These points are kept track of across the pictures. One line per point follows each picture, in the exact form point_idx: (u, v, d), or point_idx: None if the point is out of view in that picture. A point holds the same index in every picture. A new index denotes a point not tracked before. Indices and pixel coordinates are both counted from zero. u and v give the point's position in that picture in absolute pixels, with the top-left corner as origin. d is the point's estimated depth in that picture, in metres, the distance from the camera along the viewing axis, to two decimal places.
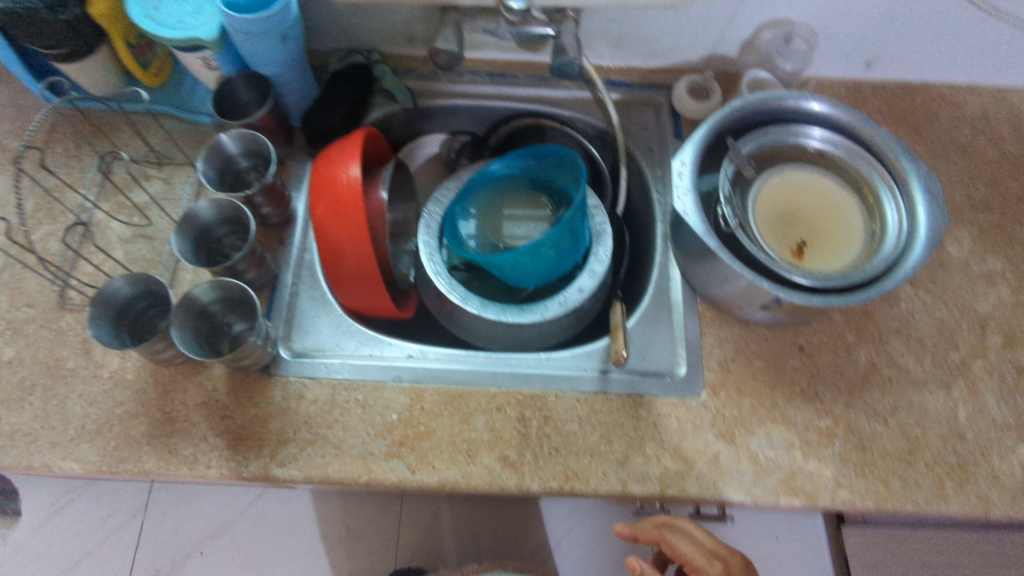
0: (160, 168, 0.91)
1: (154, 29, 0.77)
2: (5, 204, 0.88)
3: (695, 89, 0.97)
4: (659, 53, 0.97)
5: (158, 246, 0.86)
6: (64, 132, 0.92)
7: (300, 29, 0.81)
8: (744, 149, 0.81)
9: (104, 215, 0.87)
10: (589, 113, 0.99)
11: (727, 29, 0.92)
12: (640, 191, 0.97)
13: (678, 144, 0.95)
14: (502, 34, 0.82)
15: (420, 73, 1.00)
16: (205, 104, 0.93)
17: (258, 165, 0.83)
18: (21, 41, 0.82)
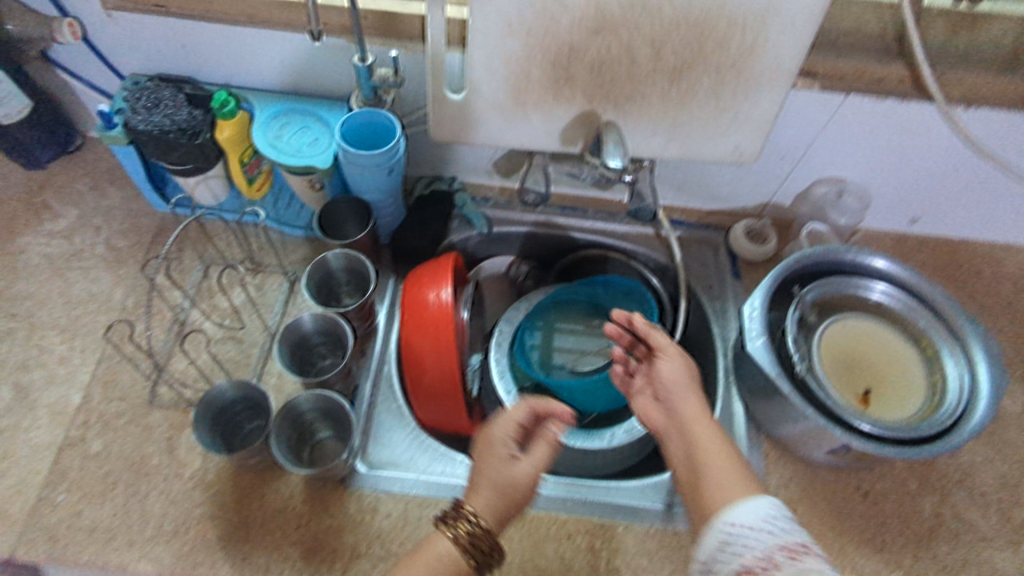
0: (254, 274, 0.97)
1: (276, 155, 0.86)
2: (107, 298, 0.93)
3: (752, 232, 1.04)
4: (719, 198, 1.04)
5: (246, 348, 0.91)
6: (169, 235, 0.99)
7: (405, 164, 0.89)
8: (808, 297, 0.86)
9: (198, 316, 0.92)
10: (651, 247, 1.05)
11: (785, 183, 0.99)
12: (699, 324, 1.02)
13: (737, 283, 1.01)
14: (584, 177, 0.89)
15: (498, 202, 1.06)
16: (300, 218, 1.00)
17: (354, 284, 0.90)
18: (152, 157, 0.90)
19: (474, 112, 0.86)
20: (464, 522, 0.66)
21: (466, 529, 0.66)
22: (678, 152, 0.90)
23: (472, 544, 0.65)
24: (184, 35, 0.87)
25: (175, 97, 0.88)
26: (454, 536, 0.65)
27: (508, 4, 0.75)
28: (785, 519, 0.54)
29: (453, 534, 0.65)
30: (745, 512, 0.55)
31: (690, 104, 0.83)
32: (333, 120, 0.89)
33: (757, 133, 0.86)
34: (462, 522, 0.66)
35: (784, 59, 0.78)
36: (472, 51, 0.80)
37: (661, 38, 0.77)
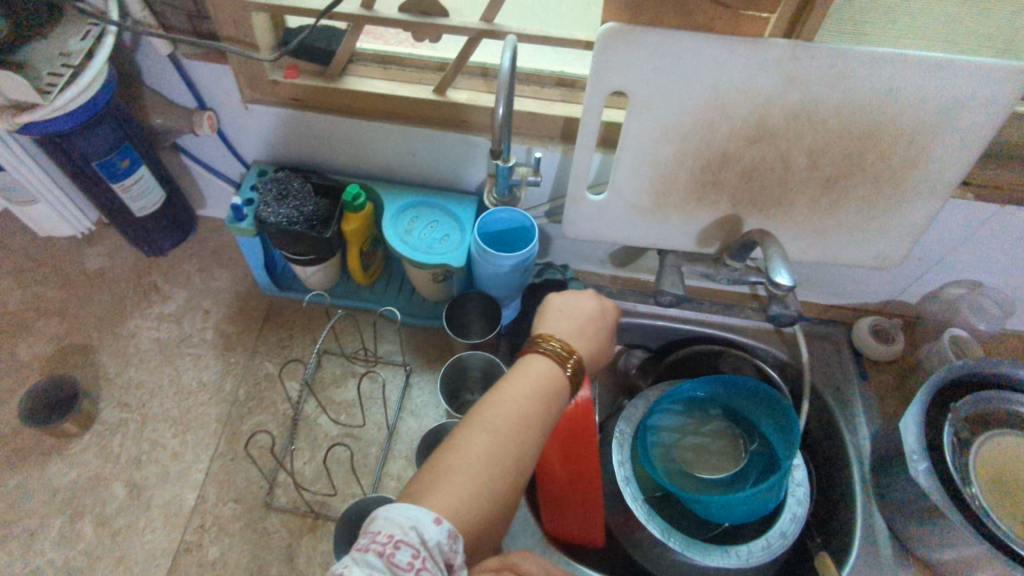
0: (368, 365, 0.93)
1: (409, 252, 0.84)
2: (219, 388, 0.91)
3: (879, 331, 0.99)
4: (841, 293, 1.01)
5: (363, 447, 0.87)
6: (279, 321, 0.97)
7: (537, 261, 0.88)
8: (963, 411, 0.81)
9: (313, 410, 0.89)
10: (772, 342, 1.00)
11: (916, 282, 0.96)
12: (823, 428, 0.96)
13: (865, 385, 0.96)
14: (720, 279, 0.85)
15: (609, 290, 1.04)
16: (414, 306, 0.97)
17: (483, 386, 0.86)
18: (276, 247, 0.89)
19: (611, 212, 0.84)
20: (556, 347, 0.58)
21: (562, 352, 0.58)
22: (816, 255, 0.87)
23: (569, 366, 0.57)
24: (319, 128, 0.86)
25: (303, 188, 0.88)
26: (548, 352, 0.57)
27: (666, 113, 0.74)
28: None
29: (553, 359, 0.57)
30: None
31: (839, 210, 0.81)
32: (463, 215, 0.87)
33: (902, 238, 0.83)
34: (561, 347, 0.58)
35: (946, 172, 0.75)
36: (621, 155, 0.78)
37: (820, 149, 0.75)
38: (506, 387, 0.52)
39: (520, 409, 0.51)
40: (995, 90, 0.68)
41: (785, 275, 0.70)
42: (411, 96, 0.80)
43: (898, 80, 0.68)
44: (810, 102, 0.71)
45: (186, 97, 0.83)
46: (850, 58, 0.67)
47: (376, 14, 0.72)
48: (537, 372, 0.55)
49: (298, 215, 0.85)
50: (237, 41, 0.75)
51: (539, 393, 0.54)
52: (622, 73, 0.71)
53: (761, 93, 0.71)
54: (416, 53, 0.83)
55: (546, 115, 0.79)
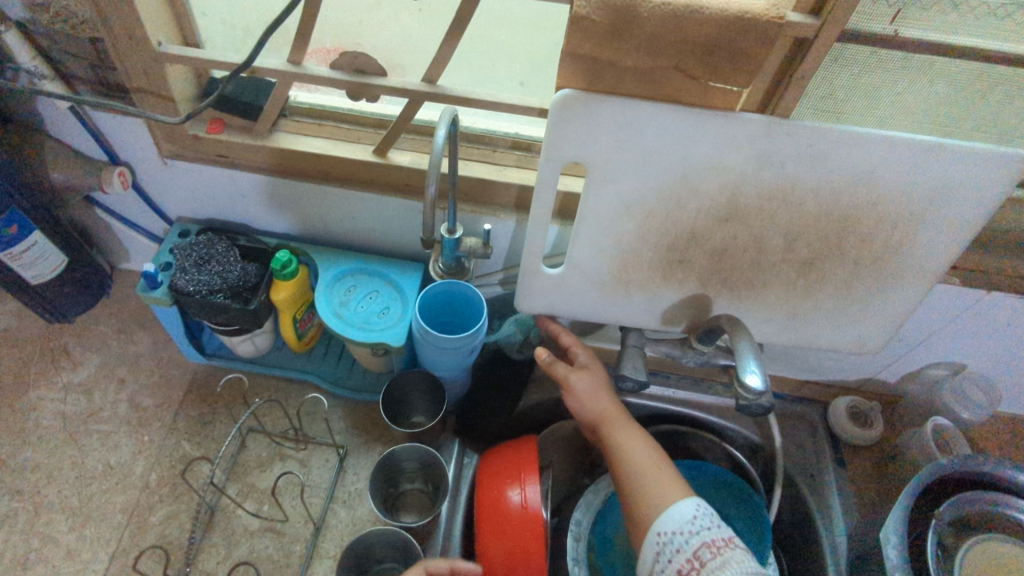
0: (298, 447, 0.84)
1: (344, 329, 0.75)
2: (127, 473, 0.81)
3: (856, 412, 0.92)
4: (817, 370, 0.94)
5: (287, 544, 0.77)
6: (203, 394, 0.88)
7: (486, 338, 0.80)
8: (947, 517, 0.73)
9: (232, 500, 0.79)
10: (742, 423, 0.93)
11: (895, 362, 0.89)
12: (797, 518, 0.89)
13: (841, 473, 0.89)
14: (686, 360, 0.78)
15: None
16: (355, 377, 0.89)
17: (422, 475, 0.78)
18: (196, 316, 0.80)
19: (568, 288, 0.77)
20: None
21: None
22: (791, 338, 0.80)
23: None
24: (247, 187, 0.78)
25: (229, 252, 0.79)
26: None
27: (628, 189, 0.66)
28: (707, 516, 0.61)
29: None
30: (671, 518, 0.61)
31: (817, 294, 0.74)
32: (406, 286, 0.79)
33: (881, 324, 0.77)
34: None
35: (931, 260, 0.69)
36: (579, 231, 0.70)
37: (797, 231, 0.68)
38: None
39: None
40: (987, 178, 0.61)
41: (756, 375, 0.62)
42: (347, 157, 0.72)
43: (880, 165, 0.61)
44: (785, 183, 0.64)
45: (94, 150, 0.74)
46: (828, 140, 0.61)
47: (305, 71, 0.64)
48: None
49: (221, 283, 0.76)
50: (151, 95, 0.67)
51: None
52: (579, 146, 0.63)
53: (732, 171, 0.64)
54: (357, 108, 0.76)
55: (498, 183, 0.71)
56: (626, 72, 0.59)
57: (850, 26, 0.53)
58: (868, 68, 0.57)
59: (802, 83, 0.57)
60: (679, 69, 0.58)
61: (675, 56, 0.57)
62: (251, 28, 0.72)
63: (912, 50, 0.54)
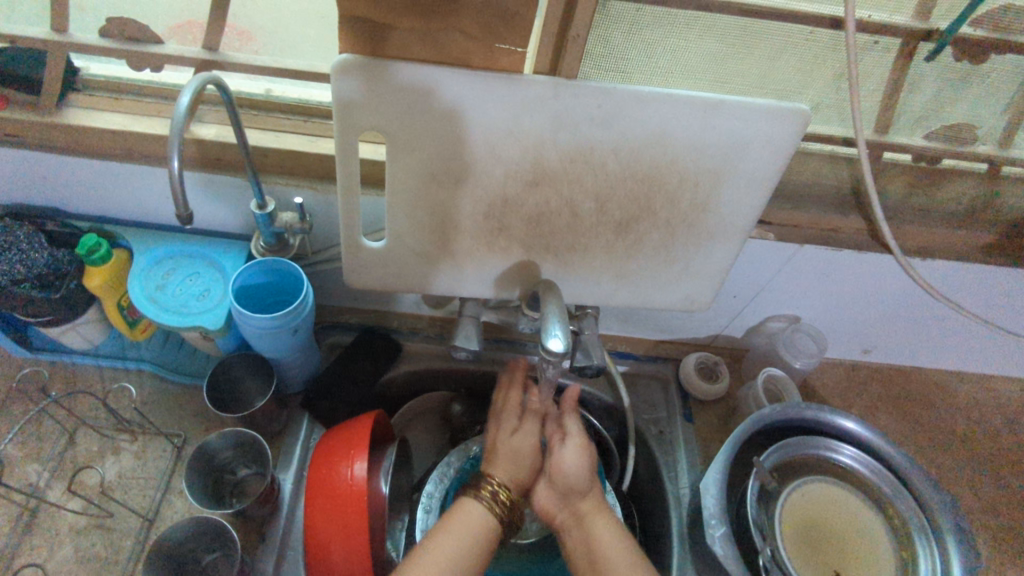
0: (132, 439, 0.81)
1: (156, 313, 0.71)
2: None
3: (704, 368, 0.95)
4: (667, 330, 0.96)
5: (116, 540, 0.74)
6: (28, 390, 0.83)
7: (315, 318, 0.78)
8: (767, 462, 0.77)
9: (55, 499, 0.75)
10: (598, 386, 0.95)
11: (735, 317, 0.92)
12: (649, 474, 0.91)
13: (688, 427, 0.92)
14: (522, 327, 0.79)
15: (426, 334, 0.95)
16: (195, 363, 0.86)
17: (252, 457, 0.77)
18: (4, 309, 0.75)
19: (394, 261, 0.75)
20: (488, 484, 0.69)
21: (497, 495, 0.68)
22: (624, 299, 0.81)
23: (502, 506, 0.68)
24: (48, 169, 0.73)
25: (34, 239, 0.74)
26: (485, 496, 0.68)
27: (431, 156, 0.65)
28: None
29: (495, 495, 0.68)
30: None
31: (638, 255, 0.75)
32: (229, 267, 0.76)
33: (705, 281, 0.79)
34: (494, 487, 0.68)
35: (737, 216, 0.71)
36: (392, 201, 0.69)
37: (605, 193, 0.68)
38: (465, 504, 0.67)
39: (461, 535, 0.64)
40: (770, 133, 0.63)
41: (558, 338, 0.62)
42: (144, 132, 0.68)
43: (669, 122, 0.62)
44: (582, 144, 0.64)
45: None
46: (615, 99, 0.61)
47: (71, 40, 0.60)
48: (477, 517, 0.66)
49: (24, 273, 0.72)
50: None
51: (479, 538, 0.65)
52: (372, 111, 0.62)
53: (531, 134, 0.64)
54: (157, 81, 0.72)
55: (308, 154, 0.69)
56: (407, 34, 0.58)
57: None
58: (640, 24, 0.57)
59: (577, 41, 0.57)
60: (457, 28, 0.57)
61: (447, 16, 0.56)
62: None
63: (674, 5, 0.55)
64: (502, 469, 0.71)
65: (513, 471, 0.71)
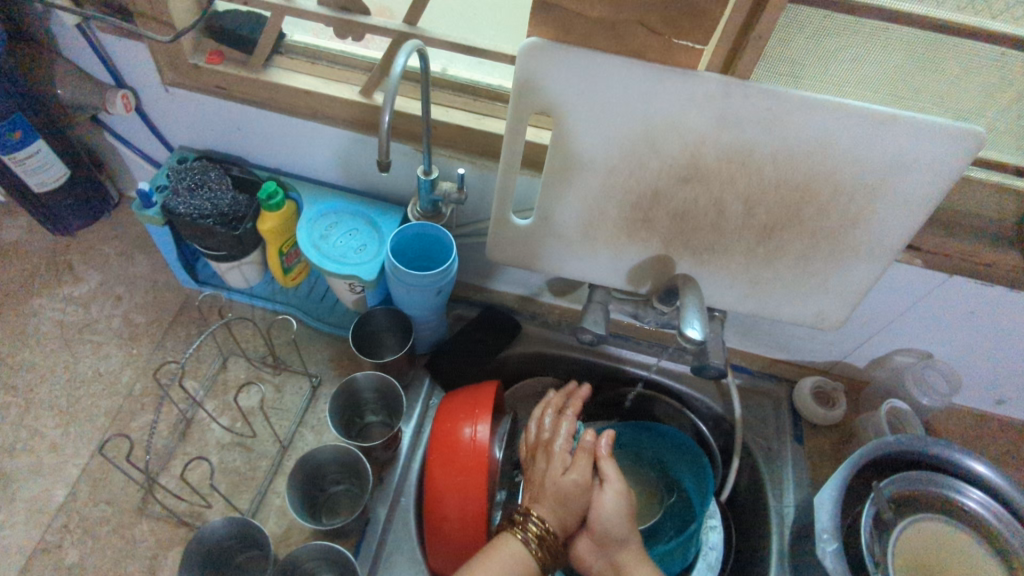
0: (275, 373, 0.89)
1: (318, 259, 0.79)
2: (114, 381, 0.86)
3: (820, 392, 0.94)
4: (786, 349, 0.95)
5: (254, 459, 0.82)
6: (192, 317, 0.93)
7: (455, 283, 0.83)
8: (886, 491, 0.75)
9: (207, 415, 0.84)
10: (706, 393, 0.95)
11: (862, 345, 0.90)
12: (751, 487, 0.91)
13: (797, 448, 0.91)
14: (647, 320, 0.81)
15: (545, 320, 0.99)
16: (335, 313, 0.93)
17: (384, 407, 0.83)
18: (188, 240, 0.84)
19: (536, 240, 0.79)
20: (532, 525, 0.65)
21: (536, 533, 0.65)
22: (753, 308, 0.81)
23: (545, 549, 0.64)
24: (246, 119, 0.82)
25: (221, 182, 0.83)
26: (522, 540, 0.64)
27: (593, 142, 0.69)
28: None
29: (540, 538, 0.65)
30: None
31: (776, 264, 0.76)
32: (385, 227, 0.83)
33: (841, 299, 0.78)
34: (536, 527, 0.65)
35: (887, 236, 0.71)
36: (546, 182, 0.73)
37: (755, 196, 0.70)
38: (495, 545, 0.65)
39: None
40: (939, 152, 0.63)
41: (696, 329, 0.64)
42: (334, 95, 0.76)
43: (835, 133, 0.63)
44: (743, 145, 0.66)
45: (102, 74, 0.79)
46: (784, 103, 0.62)
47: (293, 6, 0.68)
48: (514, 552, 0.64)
49: (211, 209, 0.80)
50: (153, 20, 0.72)
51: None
52: (546, 94, 0.66)
53: (693, 131, 0.66)
54: (350, 51, 0.79)
55: (475, 130, 0.74)
56: (592, 24, 0.62)
57: None
58: (825, 31, 0.58)
59: (758, 44, 0.59)
60: (642, 23, 0.60)
61: (635, 9, 0.59)
62: None
63: (865, 15, 0.56)
64: (547, 506, 0.67)
65: (561, 509, 0.67)
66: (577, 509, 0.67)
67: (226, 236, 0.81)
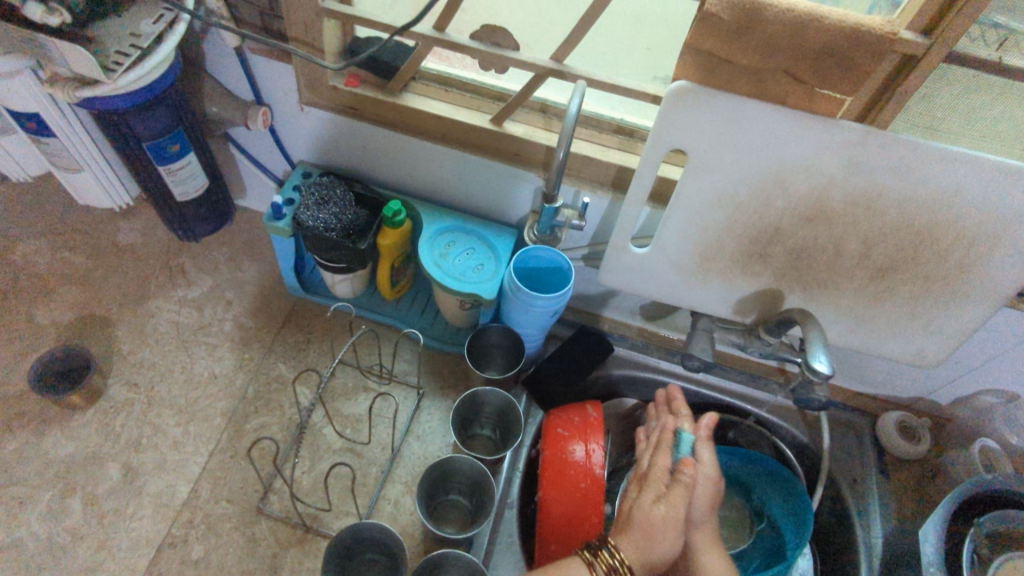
0: (380, 383, 0.92)
1: (442, 278, 0.82)
2: (229, 383, 0.89)
3: (905, 427, 0.96)
4: (871, 383, 0.98)
5: (364, 466, 0.85)
6: (299, 324, 0.96)
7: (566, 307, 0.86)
8: (986, 526, 0.77)
9: (318, 420, 0.87)
10: (793, 423, 0.97)
11: (949, 384, 0.93)
12: (835, 516, 0.93)
13: (883, 480, 0.93)
14: (751, 351, 0.84)
15: (635, 342, 1.01)
16: (436, 327, 0.96)
17: (494, 422, 0.86)
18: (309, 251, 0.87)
19: (649, 268, 0.83)
20: (606, 554, 0.58)
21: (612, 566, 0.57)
22: (854, 342, 0.84)
23: None
24: (374, 139, 0.85)
25: (345, 197, 0.86)
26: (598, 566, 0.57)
27: (726, 179, 0.72)
28: None
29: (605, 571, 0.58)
30: None
31: (884, 302, 0.79)
32: (501, 248, 0.86)
33: (945, 339, 0.81)
34: (615, 561, 0.57)
35: (1001, 283, 0.73)
36: (670, 214, 0.76)
37: (876, 238, 0.73)
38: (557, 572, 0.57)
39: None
40: None
41: (824, 363, 0.68)
42: (466, 122, 0.79)
43: (966, 183, 0.66)
44: (873, 190, 0.69)
45: (244, 89, 0.83)
46: (921, 152, 0.65)
47: (446, 37, 0.70)
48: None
49: (336, 223, 0.83)
50: (306, 44, 0.75)
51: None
52: (685, 132, 0.69)
53: (825, 173, 0.69)
54: (480, 80, 0.83)
55: (601, 161, 0.78)
56: (741, 70, 0.64)
57: (955, 48, 0.58)
58: (969, 88, 0.62)
59: (904, 97, 0.62)
60: (791, 73, 0.63)
61: (790, 59, 0.62)
62: None
63: (1014, 75, 0.59)
64: (635, 546, 0.59)
65: (649, 553, 0.59)
66: (663, 547, 0.59)
67: (347, 250, 0.84)
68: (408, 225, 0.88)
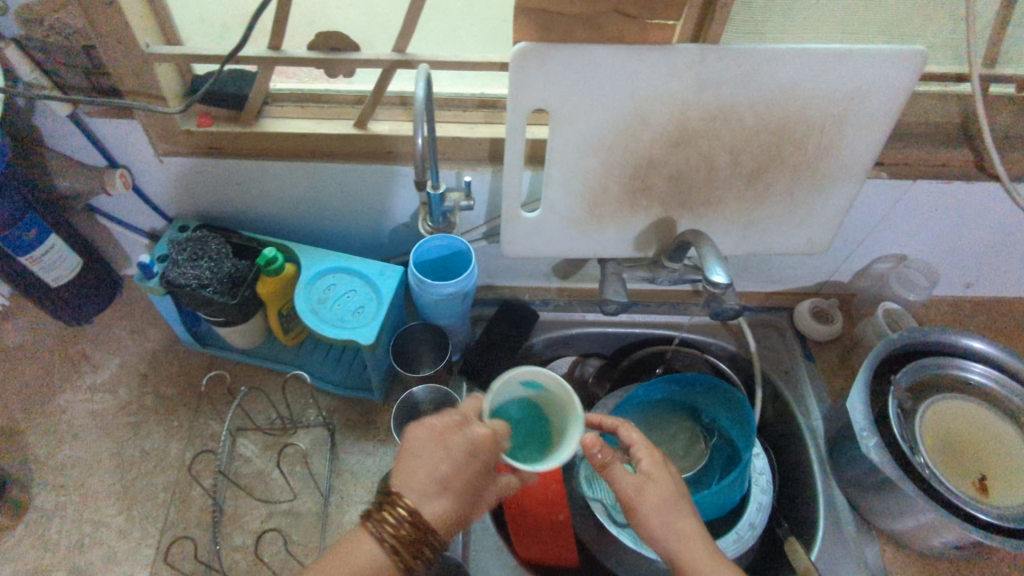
0: (318, 412, 0.90)
1: (319, 325, 0.79)
2: (163, 456, 0.86)
3: (818, 311, 1.03)
4: (777, 280, 1.04)
5: (324, 497, 0.83)
6: (221, 377, 0.93)
7: (467, 307, 0.86)
8: (903, 382, 0.84)
9: (264, 465, 0.85)
10: (720, 337, 1.02)
11: (845, 262, 1.00)
12: (778, 413, 0.98)
13: (811, 366, 0.99)
14: (661, 280, 0.87)
15: (556, 303, 1.03)
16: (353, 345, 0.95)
17: None
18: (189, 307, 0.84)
19: (546, 229, 0.85)
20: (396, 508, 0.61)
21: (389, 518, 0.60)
22: (750, 247, 0.89)
23: (403, 530, 0.60)
24: (240, 176, 0.83)
25: (221, 248, 0.84)
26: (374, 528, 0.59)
27: (588, 127, 0.74)
28: None
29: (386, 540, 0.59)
30: None
31: (765, 203, 0.83)
32: (381, 283, 0.84)
33: (827, 224, 0.87)
34: (392, 504, 0.61)
35: (857, 158, 0.79)
36: (549, 173, 0.79)
37: (739, 146, 0.77)
38: None
39: None
40: (891, 76, 0.71)
41: (721, 275, 0.72)
42: (332, 132, 0.78)
43: (800, 79, 0.71)
44: (723, 103, 0.73)
45: (92, 155, 0.79)
46: (755, 59, 0.69)
47: (283, 54, 0.69)
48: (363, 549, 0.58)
49: (210, 277, 0.80)
50: (143, 95, 0.71)
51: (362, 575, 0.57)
52: (541, 91, 0.70)
53: (677, 99, 0.72)
54: (333, 89, 0.82)
55: (471, 138, 0.79)
56: (573, 20, 0.66)
57: None
58: None
59: (724, 10, 0.66)
60: (619, 12, 0.65)
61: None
62: (226, 26, 0.75)
63: None
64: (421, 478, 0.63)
65: (430, 477, 0.63)
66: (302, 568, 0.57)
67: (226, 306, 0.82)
68: (291, 268, 0.86)
